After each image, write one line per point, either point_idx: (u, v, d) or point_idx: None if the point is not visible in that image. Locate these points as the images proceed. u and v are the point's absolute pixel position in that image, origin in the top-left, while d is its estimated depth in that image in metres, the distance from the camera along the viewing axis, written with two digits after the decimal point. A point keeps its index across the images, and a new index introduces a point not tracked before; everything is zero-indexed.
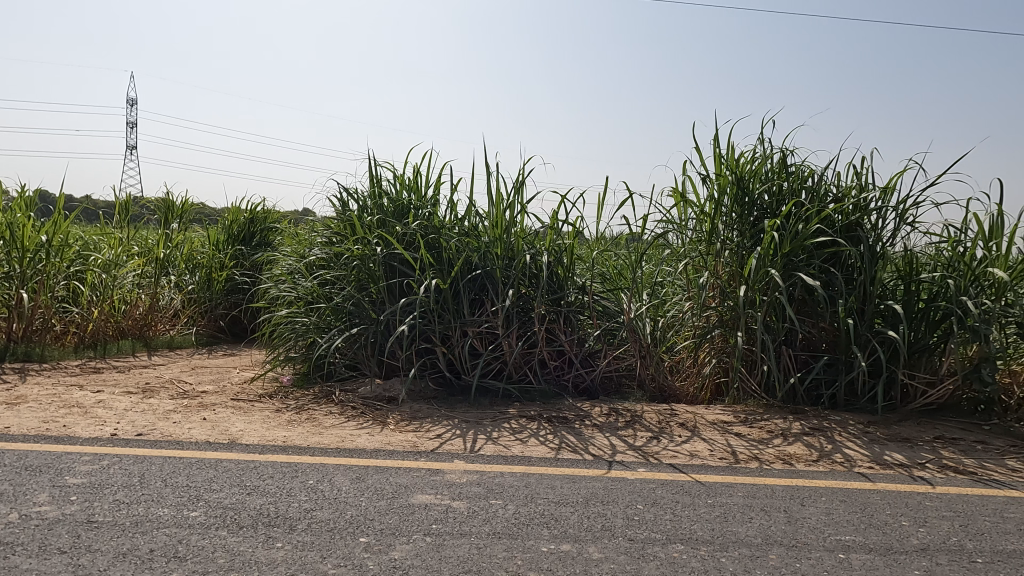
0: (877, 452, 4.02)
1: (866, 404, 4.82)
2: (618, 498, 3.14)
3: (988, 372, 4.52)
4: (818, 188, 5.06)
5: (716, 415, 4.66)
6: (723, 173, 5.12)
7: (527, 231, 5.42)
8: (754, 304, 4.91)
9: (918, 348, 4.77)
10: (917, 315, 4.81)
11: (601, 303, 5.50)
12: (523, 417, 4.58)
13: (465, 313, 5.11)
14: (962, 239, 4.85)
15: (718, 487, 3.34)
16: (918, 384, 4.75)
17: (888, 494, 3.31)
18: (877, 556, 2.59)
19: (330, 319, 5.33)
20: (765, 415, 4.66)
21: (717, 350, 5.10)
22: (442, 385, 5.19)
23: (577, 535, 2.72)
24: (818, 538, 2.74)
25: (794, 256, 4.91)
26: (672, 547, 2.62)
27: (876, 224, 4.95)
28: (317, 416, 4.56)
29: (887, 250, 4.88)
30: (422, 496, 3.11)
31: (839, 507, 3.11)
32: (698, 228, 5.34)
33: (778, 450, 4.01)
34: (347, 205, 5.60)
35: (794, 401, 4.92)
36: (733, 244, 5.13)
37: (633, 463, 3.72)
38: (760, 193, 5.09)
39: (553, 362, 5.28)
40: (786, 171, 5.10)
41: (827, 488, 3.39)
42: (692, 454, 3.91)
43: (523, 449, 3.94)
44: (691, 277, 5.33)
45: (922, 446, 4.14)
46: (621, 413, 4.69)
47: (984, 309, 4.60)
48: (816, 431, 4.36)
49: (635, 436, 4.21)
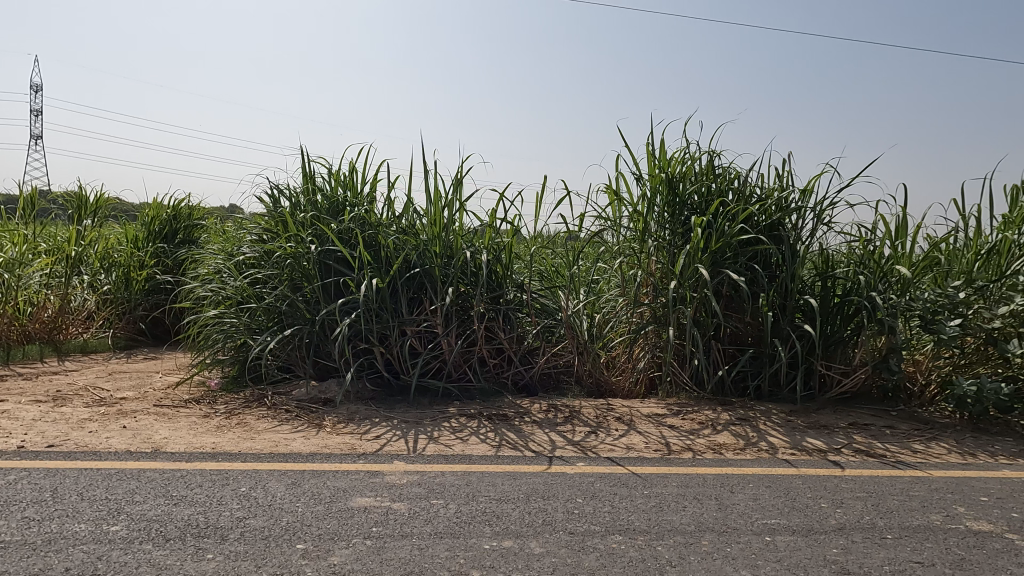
0: (798, 439, 4.27)
1: (788, 393, 5.14)
2: (559, 492, 3.20)
3: (895, 362, 4.89)
4: (743, 189, 5.31)
5: (651, 408, 4.83)
6: (656, 172, 5.29)
7: (465, 230, 5.41)
8: (684, 300, 5.14)
9: (834, 340, 5.10)
10: (833, 309, 5.13)
11: (540, 301, 5.55)
12: (463, 416, 4.58)
13: (403, 312, 5.05)
14: (872, 239, 5.21)
15: (653, 478, 3.46)
16: (833, 374, 5.10)
17: (809, 478, 3.52)
18: (799, 537, 2.75)
19: (262, 321, 5.15)
20: (696, 407, 4.88)
21: (650, 345, 5.32)
22: (379, 386, 5.11)
23: (519, 531, 2.74)
24: (747, 523, 2.88)
25: (720, 254, 5.14)
26: (611, 538, 2.68)
27: (796, 224, 5.24)
28: (249, 421, 4.39)
29: (807, 248, 5.19)
30: (361, 499, 3.05)
31: (765, 493, 3.28)
32: (631, 226, 5.49)
33: (708, 441, 4.18)
34: (278, 201, 5.40)
35: (722, 392, 5.20)
36: (665, 242, 5.31)
37: (572, 458, 3.79)
38: (690, 193, 5.30)
39: (492, 360, 5.30)
40: (714, 173, 5.33)
41: (754, 475, 3.57)
42: (628, 447, 4.02)
43: (464, 448, 3.94)
44: (625, 274, 5.47)
45: (838, 432, 4.44)
46: (559, 409, 4.75)
47: (891, 303, 4.97)
48: (743, 421, 4.59)
49: (574, 431, 4.29)
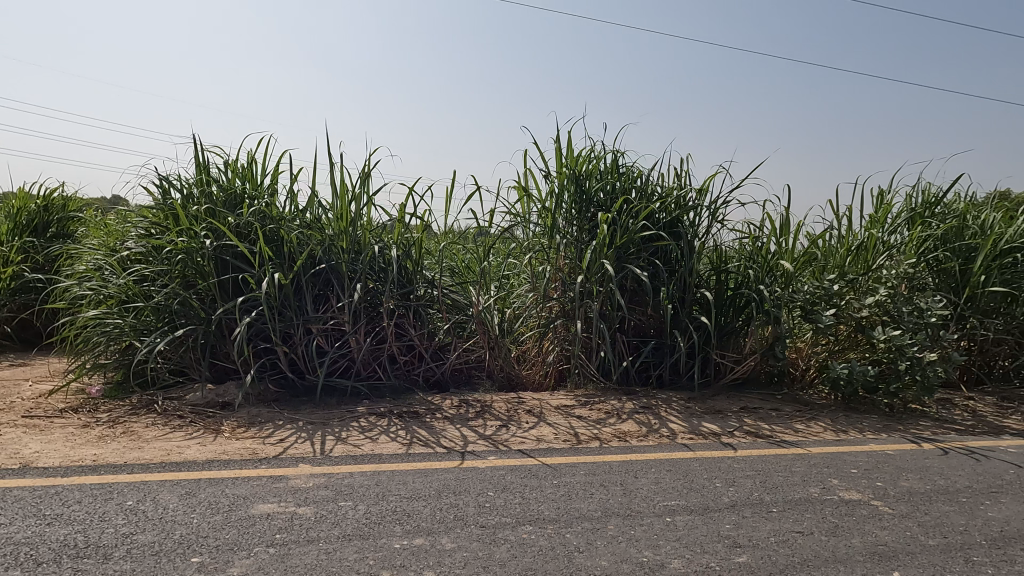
0: (695, 424, 4.54)
1: (686, 381, 5.47)
2: (470, 487, 3.21)
3: (780, 349, 5.28)
4: (645, 187, 5.56)
5: (560, 400, 4.95)
6: (563, 170, 5.42)
7: (373, 224, 5.28)
8: (591, 294, 5.31)
9: (727, 331, 5.46)
10: (726, 301, 5.48)
11: (450, 297, 5.52)
12: (373, 414, 4.49)
13: (308, 309, 4.85)
14: (760, 236, 5.62)
15: (562, 468, 3.55)
16: (727, 361, 5.46)
17: (705, 460, 3.75)
18: (696, 516, 2.92)
19: (150, 321, 4.77)
20: (602, 398, 5.06)
21: (560, 339, 5.44)
22: (283, 387, 4.90)
23: (430, 528, 2.73)
24: (649, 505, 3.03)
25: (625, 250, 5.35)
26: (522, 529, 2.73)
27: (693, 221, 5.54)
28: (136, 429, 4.07)
29: (703, 244, 5.50)
30: (264, 505, 2.91)
31: (666, 476, 3.46)
32: (540, 222, 5.59)
33: (613, 429, 4.35)
34: (168, 193, 5.01)
35: (627, 382, 5.44)
36: (572, 238, 5.46)
37: (484, 452, 3.81)
38: (596, 191, 5.47)
39: (402, 357, 5.23)
40: (618, 172, 5.54)
41: (655, 460, 3.75)
42: (538, 439, 4.10)
43: (373, 447, 3.86)
44: (535, 269, 5.56)
45: (731, 416, 4.76)
46: (471, 404, 4.77)
47: (776, 295, 5.39)
48: (645, 409, 4.81)
49: (485, 426, 4.32)
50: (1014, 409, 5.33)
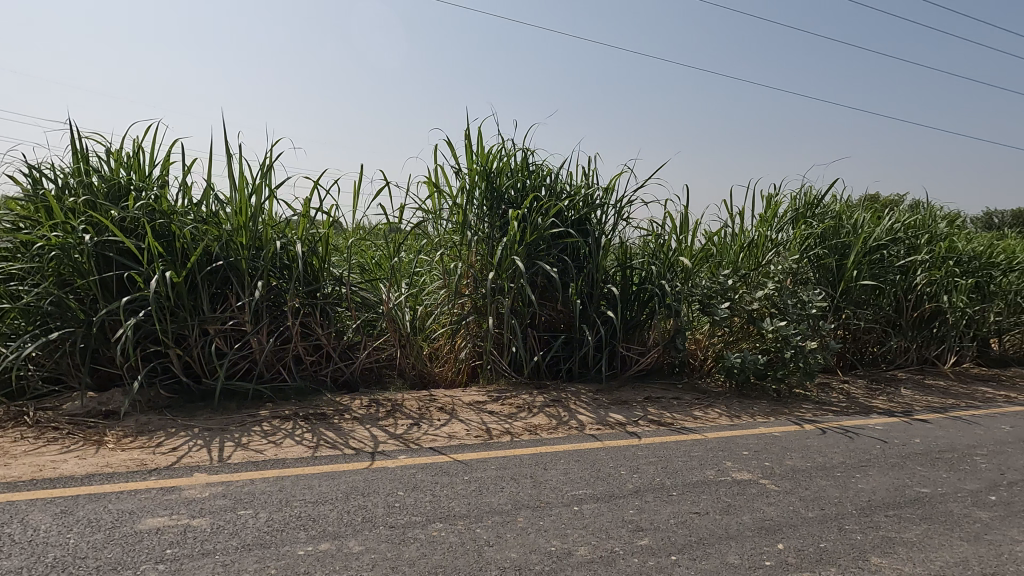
0: (603, 415, 4.70)
1: (594, 373, 5.66)
2: (379, 487, 3.15)
3: (680, 341, 5.60)
4: (555, 185, 5.68)
5: (472, 396, 4.97)
6: (473, 166, 5.43)
7: (275, 220, 5.04)
8: (502, 291, 5.36)
9: (632, 324, 5.69)
10: (631, 296, 5.70)
11: (359, 295, 5.38)
12: (276, 417, 4.30)
13: (204, 309, 4.57)
14: (662, 234, 5.89)
15: (474, 464, 3.56)
16: (632, 354, 5.70)
17: (611, 450, 3.89)
18: (602, 503, 3.03)
19: (18, 324, 4.32)
20: (514, 392, 5.13)
21: (471, 335, 5.48)
22: (176, 393, 4.59)
23: (336, 532, 2.65)
24: (558, 496, 3.10)
25: (535, 247, 5.44)
26: (432, 527, 2.71)
27: (600, 219, 5.72)
28: (2, 444, 3.67)
29: (609, 241, 5.69)
30: (153, 519, 2.71)
31: (574, 466, 3.56)
32: (451, 219, 5.57)
33: (524, 423, 4.42)
34: (39, 182, 4.54)
35: (538, 376, 5.55)
36: (483, 234, 5.48)
37: (394, 452, 3.75)
38: (507, 188, 5.52)
39: (308, 357, 5.05)
40: (528, 170, 5.62)
41: (564, 451, 3.84)
42: (450, 436, 4.09)
43: (277, 452, 3.70)
44: (446, 266, 5.54)
45: (636, 406, 4.97)
46: (381, 403, 4.68)
47: (677, 290, 5.68)
48: (555, 402, 4.92)
49: (396, 425, 4.26)
50: (881, 390, 5.93)
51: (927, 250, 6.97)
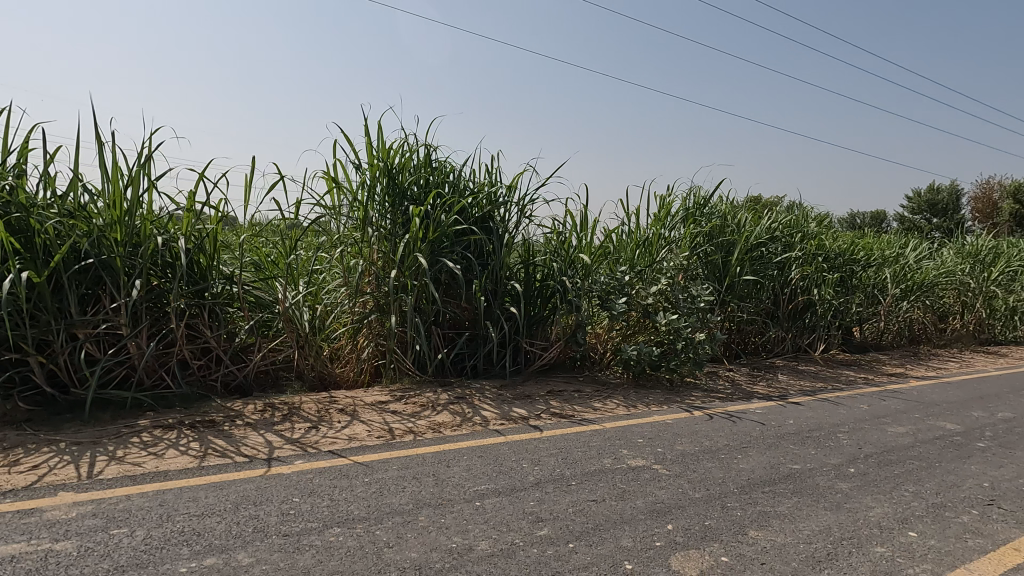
0: (506, 409, 4.76)
1: (499, 369, 5.72)
2: (273, 495, 3.01)
3: (581, 335, 5.82)
4: (458, 182, 5.67)
5: (374, 396, 4.86)
6: (375, 162, 5.30)
7: (156, 214, 4.67)
8: (405, 288, 5.28)
9: (535, 320, 5.80)
10: (535, 292, 5.80)
11: (253, 294, 5.09)
12: (158, 427, 3.99)
13: (72, 312, 4.15)
14: (563, 231, 6.05)
15: (374, 465, 3.49)
16: (536, 349, 5.83)
17: (514, 444, 3.95)
18: (504, 497, 3.07)
19: None
20: (418, 391, 5.07)
21: (374, 334, 5.37)
22: (40, 405, 4.15)
23: (224, 545, 2.50)
24: (460, 492, 3.11)
25: (438, 244, 5.40)
26: (329, 532, 2.63)
27: (503, 216, 5.79)
28: None
29: (512, 239, 5.76)
30: (7, 547, 2.43)
31: (477, 462, 3.58)
32: (352, 215, 5.41)
33: (428, 421, 4.38)
34: None
35: (442, 374, 5.54)
36: (386, 230, 5.37)
37: (290, 457, 3.60)
38: (409, 184, 5.44)
39: (195, 361, 4.74)
40: (431, 166, 5.58)
41: (468, 447, 3.86)
42: (351, 438, 3.99)
43: (158, 464, 3.44)
44: (347, 263, 5.38)
45: (539, 400, 5.07)
46: (277, 407, 4.47)
47: (577, 286, 5.86)
48: (460, 399, 4.93)
49: (293, 429, 4.08)
50: (762, 377, 6.44)
51: (801, 248, 7.62)
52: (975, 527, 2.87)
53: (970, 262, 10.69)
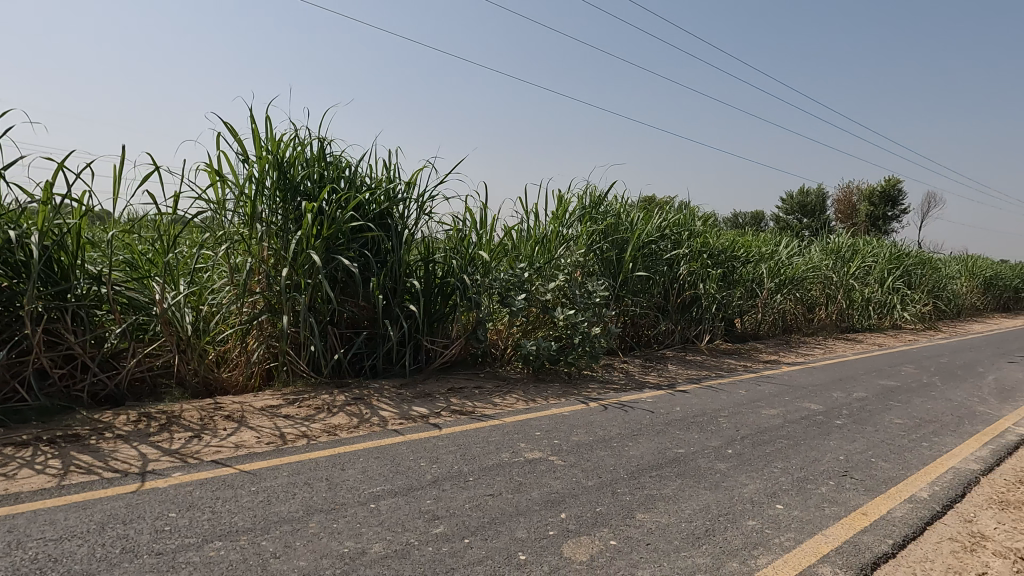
0: (405, 409, 4.70)
1: (399, 368, 5.64)
2: (146, 512, 2.78)
3: (481, 332, 5.87)
4: (354, 178, 5.51)
5: (265, 401, 4.63)
6: (263, 154, 5.02)
7: (5, 207, 4.17)
8: (298, 287, 5.07)
9: (436, 317, 5.76)
10: (435, 290, 5.76)
11: (125, 295, 4.66)
12: (9, 444, 3.57)
13: None
14: (463, 229, 6.05)
15: (263, 472, 3.32)
16: (436, 346, 5.81)
17: (412, 443, 3.90)
18: (400, 497, 3.02)
19: None
20: (312, 393, 4.89)
21: (264, 336, 5.09)
22: None
23: (85, 570, 2.28)
24: (354, 495, 3.03)
25: (333, 241, 5.22)
26: (209, 547, 2.47)
27: (402, 213, 5.69)
28: None
29: (411, 236, 5.69)
30: None
31: (373, 463, 3.50)
32: (238, 210, 5.11)
33: (323, 424, 4.24)
34: None
35: (339, 375, 5.38)
36: (276, 227, 5.12)
37: (167, 470, 3.34)
38: (301, 178, 5.22)
39: (57, 370, 4.28)
40: (325, 161, 5.38)
41: (364, 449, 3.76)
42: (237, 445, 3.77)
43: (9, 486, 3.07)
44: (233, 261, 5.07)
45: (439, 397, 5.05)
46: (154, 417, 4.14)
47: (478, 283, 5.88)
48: (357, 400, 4.80)
49: (171, 439, 3.80)
50: (653, 367, 6.79)
51: (689, 245, 8.10)
52: (832, 497, 3.19)
53: (832, 258, 11.84)
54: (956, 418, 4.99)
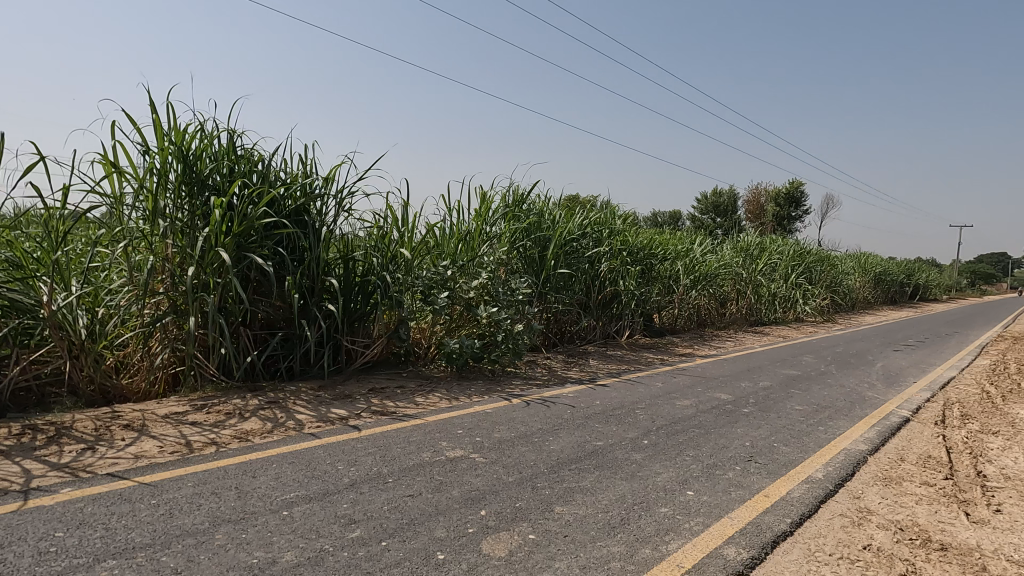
0: (323, 411, 4.55)
1: (317, 369, 5.47)
2: (28, 533, 2.55)
3: (403, 330, 5.81)
4: (267, 172, 5.28)
5: (169, 407, 4.35)
6: (166, 145, 4.70)
7: None
8: (206, 287, 4.81)
9: (357, 317, 5.62)
10: (356, 288, 5.61)
11: (6, 296, 4.16)
12: None
13: None
14: (384, 226, 5.94)
15: (165, 484, 3.12)
16: (357, 346, 5.67)
17: (329, 446, 3.79)
18: (315, 503, 2.93)
19: None
20: (223, 398, 4.64)
21: (169, 339, 4.77)
22: None
23: None
24: (266, 503, 2.90)
25: (245, 238, 4.98)
26: (101, 567, 2.30)
27: (319, 209, 5.51)
28: None
29: (330, 233, 5.51)
30: None
31: (287, 469, 3.37)
32: (139, 205, 4.78)
33: (233, 430, 4.03)
34: None
35: (253, 378, 5.16)
36: (182, 223, 4.82)
37: (55, 485, 3.08)
38: (209, 172, 4.95)
39: None
40: (235, 154, 5.13)
41: (278, 454, 3.62)
42: (137, 456, 3.52)
43: None
44: (133, 259, 4.74)
45: (359, 398, 4.93)
46: (40, 429, 3.80)
47: (399, 281, 5.78)
48: (271, 404, 4.60)
49: (61, 453, 3.50)
50: (575, 363, 6.93)
51: (609, 243, 8.32)
52: (738, 481, 3.37)
53: (742, 256, 12.52)
54: (848, 403, 5.40)
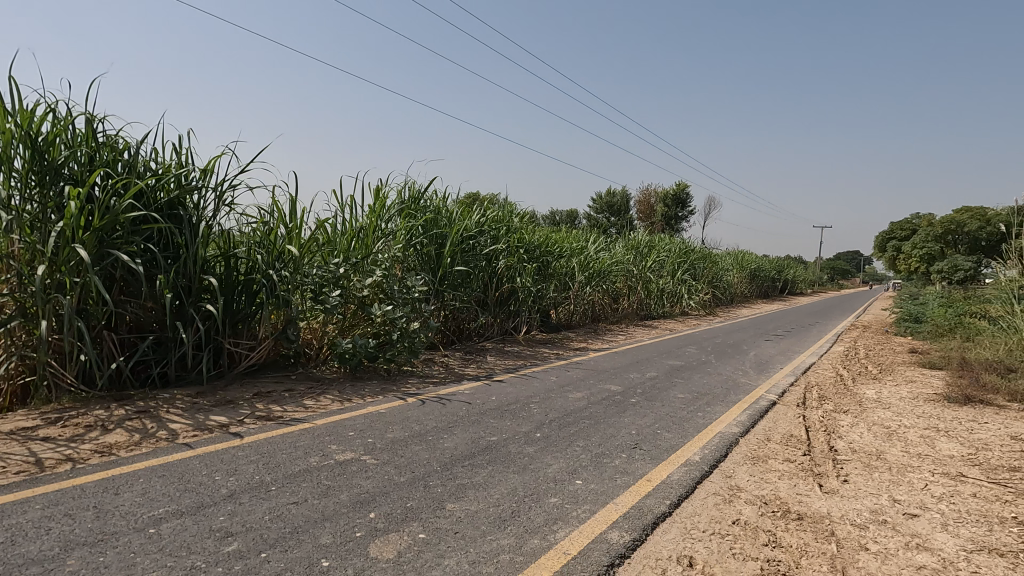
0: (201, 419, 4.25)
1: (195, 375, 5.10)
2: None
3: (292, 331, 5.54)
4: (134, 161, 4.84)
5: (15, 423, 3.87)
6: (8, 127, 4.17)
7: None
8: (62, 287, 4.33)
9: (240, 317, 5.28)
10: (239, 287, 5.27)
11: None
12: None
13: None
14: (270, 221, 5.63)
15: (7, 508, 2.77)
16: (241, 349, 5.34)
17: (206, 456, 3.54)
18: (187, 518, 2.72)
19: None
20: (82, 410, 4.20)
21: (16, 347, 4.24)
22: None
23: None
24: (129, 522, 2.66)
25: (108, 233, 4.53)
26: None
27: (196, 203, 5.14)
28: None
29: (208, 229, 5.15)
30: None
31: (157, 483, 3.11)
32: None
33: (94, 445, 3.66)
34: None
35: (119, 386, 4.72)
36: (30, 215, 4.30)
37: None
38: (64, 160, 4.45)
39: None
40: (95, 140, 4.66)
41: (146, 468, 3.33)
42: None
43: None
44: None
45: (242, 404, 4.65)
46: None
47: (287, 279, 5.50)
48: (140, 413, 4.23)
49: None
50: (473, 359, 6.95)
51: (507, 240, 8.42)
52: (623, 468, 3.53)
53: (632, 253, 13.13)
54: (723, 390, 5.82)
